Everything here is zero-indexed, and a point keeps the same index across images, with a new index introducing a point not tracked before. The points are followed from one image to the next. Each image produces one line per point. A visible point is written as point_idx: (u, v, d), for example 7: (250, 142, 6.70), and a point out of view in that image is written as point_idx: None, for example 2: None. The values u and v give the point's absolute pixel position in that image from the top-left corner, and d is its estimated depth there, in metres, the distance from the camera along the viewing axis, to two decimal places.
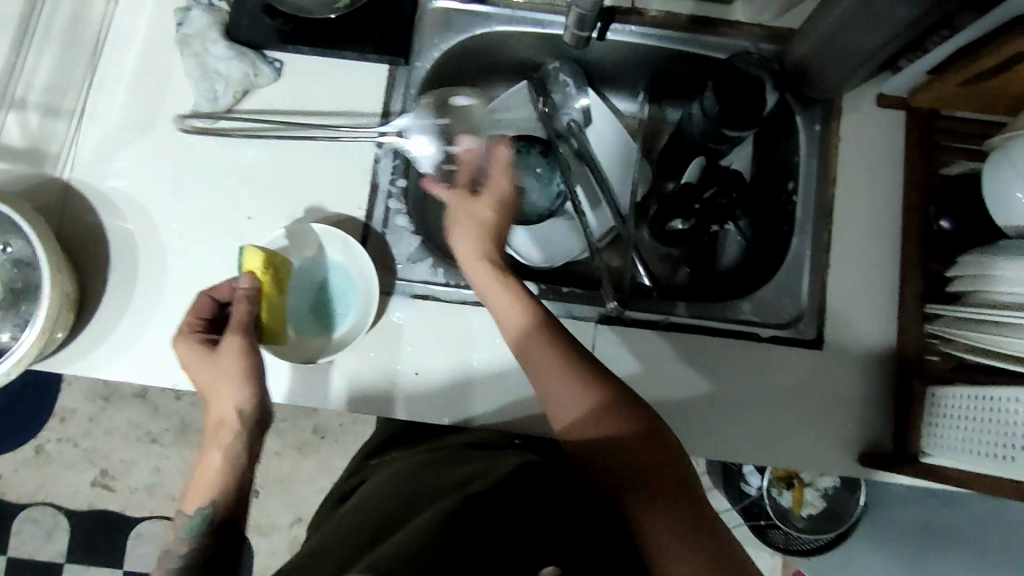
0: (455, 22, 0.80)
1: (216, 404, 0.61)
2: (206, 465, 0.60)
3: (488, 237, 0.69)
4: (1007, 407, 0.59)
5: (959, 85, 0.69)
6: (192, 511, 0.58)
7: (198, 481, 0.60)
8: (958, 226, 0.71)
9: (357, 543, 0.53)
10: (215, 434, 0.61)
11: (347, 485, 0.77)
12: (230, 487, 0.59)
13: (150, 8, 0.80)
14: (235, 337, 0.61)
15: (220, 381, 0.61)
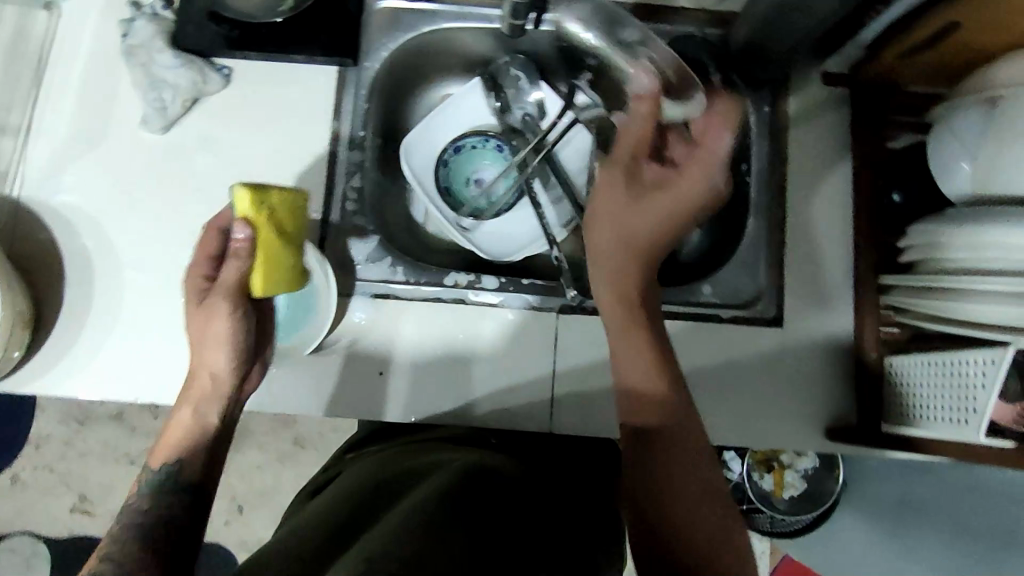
0: (401, 21, 0.81)
1: (198, 366, 0.65)
2: (178, 419, 0.64)
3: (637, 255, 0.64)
4: (954, 370, 0.60)
5: (898, 58, 0.71)
6: (159, 464, 0.61)
7: (168, 436, 0.63)
8: (909, 198, 0.74)
9: (321, 524, 0.54)
10: (190, 395, 0.64)
11: (320, 477, 0.77)
12: (199, 449, 0.63)
13: (94, 20, 0.79)
14: (221, 302, 0.63)
15: (207, 341, 0.64)
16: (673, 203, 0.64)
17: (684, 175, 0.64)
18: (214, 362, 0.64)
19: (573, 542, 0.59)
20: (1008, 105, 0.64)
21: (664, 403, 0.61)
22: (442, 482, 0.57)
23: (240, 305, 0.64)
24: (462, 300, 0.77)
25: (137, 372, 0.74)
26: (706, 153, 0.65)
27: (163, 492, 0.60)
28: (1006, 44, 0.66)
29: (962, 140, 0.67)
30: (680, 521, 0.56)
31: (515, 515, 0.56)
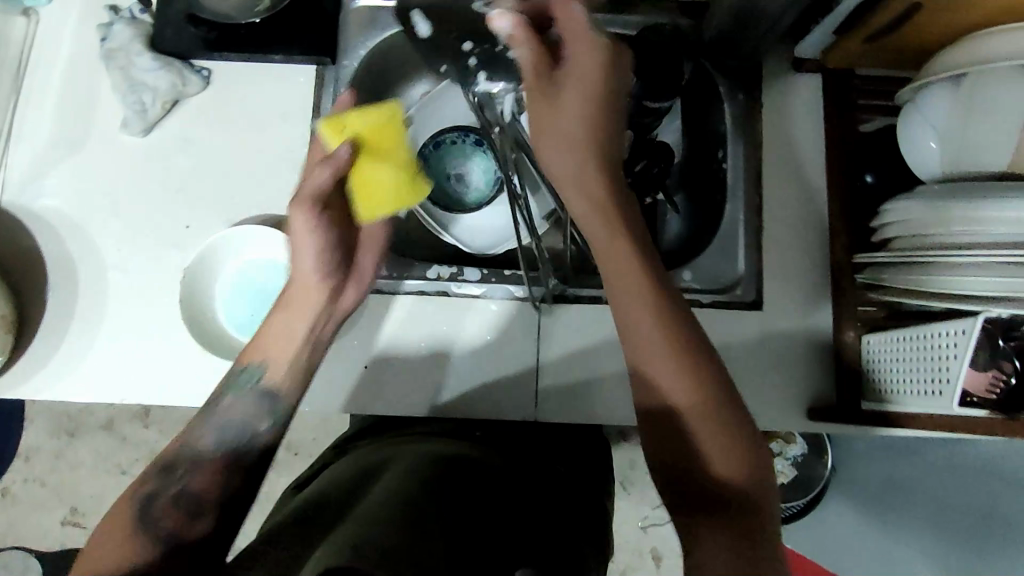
0: (377, 19, 0.81)
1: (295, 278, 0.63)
2: (264, 326, 0.63)
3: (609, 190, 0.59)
4: (929, 342, 0.61)
5: (863, 42, 0.73)
6: (246, 366, 0.62)
7: (261, 343, 0.63)
8: (881, 178, 0.76)
9: (310, 513, 0.55)
10: (288, 303, 0.63)
11: (310, 470, 0.75)
12: (286, 358, 0.62)
13: (72, 26, 0.80)
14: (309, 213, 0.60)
15: (295, 249, 0.62)
16: (576, 100, 0.59)
17: (571, 63, 0.60)
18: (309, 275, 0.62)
19: (560, 528, 0.61)
20: (973, 83, 0.65)
21: (686, 369, 0.55)
22: (417, 471, 0.58)
23: (329, 216, 0.62)
24: (445, 292, 0.78)
25: (122, 373, 0.74)
26: (572, 32, 0.61)
27: (249, 395, 0.61)
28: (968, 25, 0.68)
29: (929, 119, 0.68)
30: (723, 471, 0.53)
31: (494, 502, 0.58)
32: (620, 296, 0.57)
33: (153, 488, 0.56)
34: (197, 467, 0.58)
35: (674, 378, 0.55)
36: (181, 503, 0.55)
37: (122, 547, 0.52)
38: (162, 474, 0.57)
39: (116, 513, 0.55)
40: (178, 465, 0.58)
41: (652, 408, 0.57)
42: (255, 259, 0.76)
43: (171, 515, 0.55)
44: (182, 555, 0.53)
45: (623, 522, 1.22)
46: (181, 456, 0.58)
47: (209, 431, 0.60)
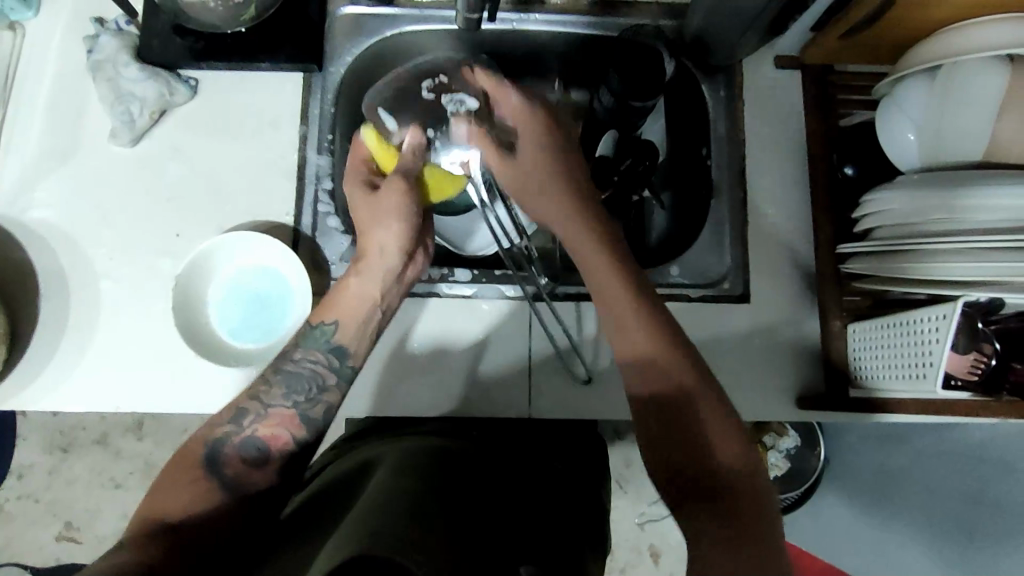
0: (363, 26, 0.83)
1: (370, 241, 0.68)
2: (343, 287, 0.68)
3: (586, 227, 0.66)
4: (912, 328, 0.62)
5: (839, 39, 0.74)
6: (320, 322, 0.67)
7: (340, 300, 0.67)
8: (861, 171, 0.76)
9: (317, 518, 0.55)
10: (365, 262, 0.68)
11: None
12: (356, 322, 0.67)
13: (59, 39, 0.80)
14: (395, 183, 0.69)
15: (377, 215, 0.68)
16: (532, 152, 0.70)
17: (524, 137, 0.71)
18: (388, 237, 0.68)
19: (557, 512, 0.64)
20: (945, 76, 0.67)
21: (670, 367, 0.59)
22: (398, 479, 0.57)
23: (410, 202, 0.69)
24: (436, 293, 0.79)
25: (116, 382, 0.74)
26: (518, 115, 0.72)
27: (324, 351, 0.66)
28: (941, 19, 0.69)
29: (905, 112, 0.70)
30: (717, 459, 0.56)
31: (492, 501, 0.58)
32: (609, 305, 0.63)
33: (226, 435, 0.62)
34: (265, 424, 0.63)
35: (660, 378, 0.59)
36: (249, 451, 0.62)
37: (196, 487, 0.59)
38: (233, 423, 0.63)
39: (190, 452, 0.61)
40: (248, 417, 0.63)
41: (661, 421, 0.59)
42: (250, 266, 0.77)
43: (240, 461, 0.61)
44: (247, 498, 0.60)
45: (620, 520, 1.23)
46: (252, 406, 0.63)
47: (278, 383, 0.64)
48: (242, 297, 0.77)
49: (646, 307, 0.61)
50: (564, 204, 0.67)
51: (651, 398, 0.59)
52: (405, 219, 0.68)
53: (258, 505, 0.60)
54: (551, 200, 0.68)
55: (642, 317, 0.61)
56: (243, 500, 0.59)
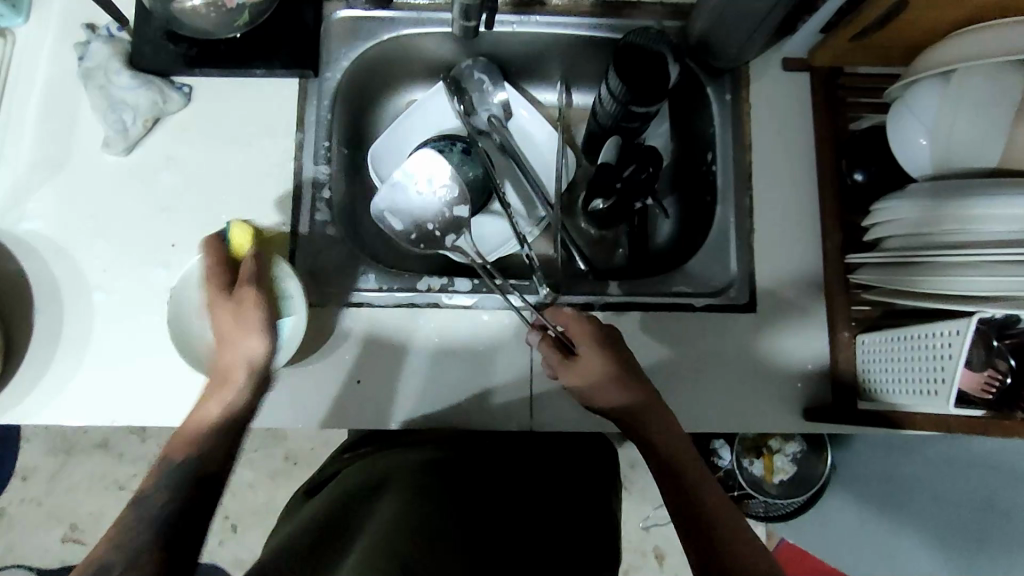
0: (360, 29, 0.81)
1: (222, 356, 0.65)
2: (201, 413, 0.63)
3: (593, 350, 0.66)
4: (928, 342, 0.60)
5: (850, 41, 0.72)
6: (173, 459, 0.59)
7: (196, 423, 0.62)
8: (871, 177, 0.73)
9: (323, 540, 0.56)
10: (225, 369, 0.64)
11: (321, 473, 0.79)
12: (216, 449, 0.60)
13: (50, 46, 0.78)
14: (248, 288, 0.65)
15: (230, 326, 0.64)
16: (592, 352, 0.65)
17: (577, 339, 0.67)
18: (233, 343, 0.64)
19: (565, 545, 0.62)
20: (961, 81, 0.65)
21: (627, 385, 0.65)
22: (398, 508, 0.57)
23: (263, 312, 0.65)
24: (435, 303, 0.77)
25: (113, 395, 0.73)
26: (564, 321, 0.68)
27: (178, 490, 0.57)
28: (955, 19, 0.67)
29: (919, 117, 0.67)
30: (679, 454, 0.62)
31: (490, 527, 0.59)
32: (582, 366, 0.66)
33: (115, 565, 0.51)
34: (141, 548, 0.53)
35: (618, 393, 0.65)
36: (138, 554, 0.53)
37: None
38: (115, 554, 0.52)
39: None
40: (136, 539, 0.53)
41: (677, 495, 0.60)
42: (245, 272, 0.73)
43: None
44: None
45: (625, 523, 1.22)
46: (109, 558, 0.51)
47: (133, 534, 0.53)
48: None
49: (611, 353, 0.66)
50: (597, 363, 0.65)
51: (662, 472, 0.62)
52: (245, 325, 0.64)
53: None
54: (593, 362, 0.65)
55: (642, 397, 0.65)
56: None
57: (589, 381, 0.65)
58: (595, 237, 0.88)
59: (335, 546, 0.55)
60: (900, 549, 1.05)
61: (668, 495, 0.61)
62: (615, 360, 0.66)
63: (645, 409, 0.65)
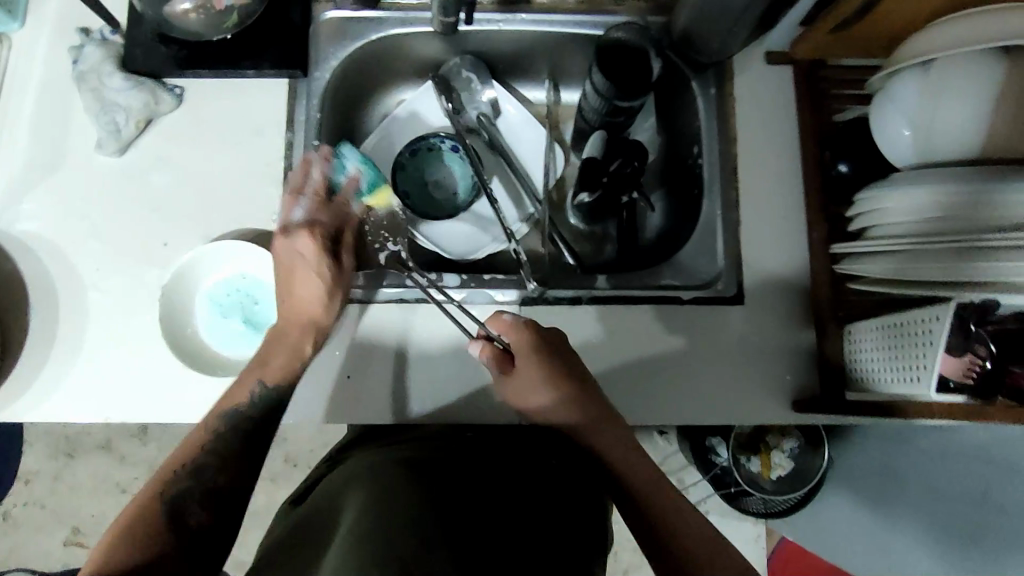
0: (348, 29, 0.82)
1: (301, 309, 0.71)
2: (274, 355, 0.69)
3: (534, 365, 0.67)
4: (911, 328, 0.60)
5: (830, 33, 0.73)
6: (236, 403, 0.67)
7: (265, 360, 0.69)
8: (856, 169, 0.73)
9: (316, 542, 0.58)
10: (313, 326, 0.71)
11: (304, 484, 0.78)
12: (286, 380, 0.68)
13: (46, 50, 0.80)
14: (309, 241, 0.71)
15: (297, 273, 0.71)
16: (537, 371, 0.67)
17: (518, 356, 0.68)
18: (317, 302, 0.71)
19: (548, 540, 0.65)
20: (942, 66, 0.65)
21: (573, 394, 0.68)
22: (381, 497, 0.58)
23: (324, 260, 0.71)
24: (425, 299, 0.77)
25: (104, 393, 0.74)
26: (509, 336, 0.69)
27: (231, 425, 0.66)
28: (935, 8, 0.68)
29: (900, 105, 0.68)
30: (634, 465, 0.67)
31: (484, 519, 0.61)
32: (525, 378, 0.68)
33: (185, 488, 0.61)
34: (206, 476, 0.62)
35: (566, 403, 0.68)
36: (204, 473, 0.62)
37: (143, 526, 0.57)
38: (188, 476, 0.62)
39: (145, 499, 0.60)
40: (206, 469, 0.63)
41: (646, 525, 0.63)
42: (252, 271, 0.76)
43: (199, 507, 0.60)
44: (200, 541, 0.59)
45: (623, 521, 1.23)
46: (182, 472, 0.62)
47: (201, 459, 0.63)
48: (232, 291, 0.77)
49: (552, 367, 0.67)
50: (540, 376, 0.67)
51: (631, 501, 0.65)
52: (327, 305, 0.71)
53: (209, 543, 0.59)
54: (536, 374, 0.67)
55: (590, 406, 0.68)
56: (193, 536, 0.59)
57: (536, 393, 0.68)
58: (585, 232, 0.89)
59: (322, 547, 0.56)
60: (897, 543, 1.04)
61: (637, 527, 0.64)
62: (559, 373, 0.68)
63: (595, 418, 0.68)
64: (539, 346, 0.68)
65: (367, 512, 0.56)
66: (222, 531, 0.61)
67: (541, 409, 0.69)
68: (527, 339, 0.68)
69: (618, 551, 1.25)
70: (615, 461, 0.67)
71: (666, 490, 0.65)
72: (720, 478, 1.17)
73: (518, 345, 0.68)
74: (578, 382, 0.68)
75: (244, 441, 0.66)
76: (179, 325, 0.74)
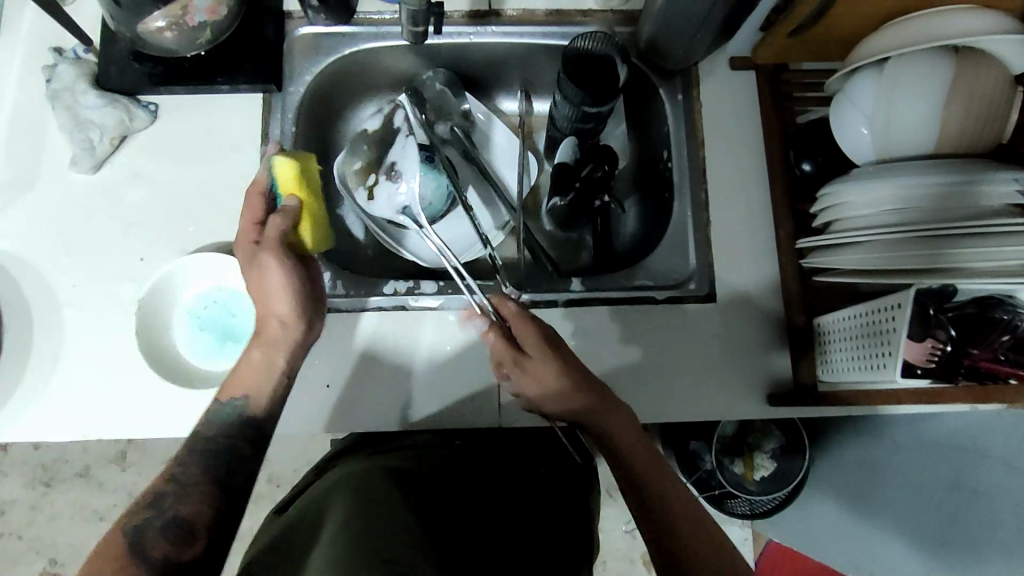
0: (322, 45, 0.84)
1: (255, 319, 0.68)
2: (248, 362, 0.67)
3: (546, 355, 0.65)
4: (877, 316, 0.62)
5: (788, 38, 0.76)
6: (229, 398, 0.66)
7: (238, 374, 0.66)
8: (819, 168, 0.76)
9: (299, 545, 0.58)
10: (260, 338, 0.67)
11: (294, 490, 0.78)
12: (263, 395, 0.66)
13: (18, 70, 0.80)
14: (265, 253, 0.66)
15: (262, 285, 0.66)
16: (552, 369, 0.65)
17: (527, 343, 0.66)
18: (283, 319, 0.67)
19: (538, 545, 0.65)
20: (896, 67, 0.68)
21: (581, 385, 0.65)
22: (365, 497, 0.59)
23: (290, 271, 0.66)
24: (402, 306, 0.78)
25: (81, 410, 0.73)
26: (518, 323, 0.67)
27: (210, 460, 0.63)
28: (885, 11, 0.71)
29: (857, 106, 0.70)
30: (642, 461, 0.65)
31: (478, 535, 0.60)
32: (531, 369, 0.66)
33: (144, 522, 0.57)
34: (170, 508, 0.59)
35: (572, 396, 0.65)
36: (166, 503, 0.59)
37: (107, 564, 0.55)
38: (156, 507, 0.58)
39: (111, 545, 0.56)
40: (167, 498, 0.59)
41: (664, 534, 0.61)
42: (227, 282, 0.77)
43: (164, 539, 0.57)
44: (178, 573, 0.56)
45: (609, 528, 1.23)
46: (150, 512, 0.58)
47: (174, 494, 0.60)
48: (209, 303, 0.77)
49: (562, 357, 0.65)
50: (550, 367, 0.65)
51: (645, 502, 0.63)
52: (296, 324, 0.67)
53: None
54: (546, 364, 0.65)
55: (599, 397, 0.65)
56: (161, 569, 0.55)
57: (541, 384, 0.66)
58: (562, 239, 0.91)
59: (306, 548, 0.57)
60: (879, 537, 1.06)
61: (652, 540, 0.62)
62: (569, 365, 0.65)
63: (604, 410, 0.65)
64: (546, 336, 0.66)
65: (358, 517, 0.56)
66: (197, 566, 0.57)
67: (543, 398, 0.67)
68: (537, 330, 0.66)
69: (606, 560, 1.25)
70: (638, 465, 0.65)
71: (674, 491, 0.64)
72: (705, 481, 1.12)
73: (528, 333, 0.66)
74: (584, 374, 0.66)
75: (218, 470, 0.63)
76: (155, 336, 0.74)
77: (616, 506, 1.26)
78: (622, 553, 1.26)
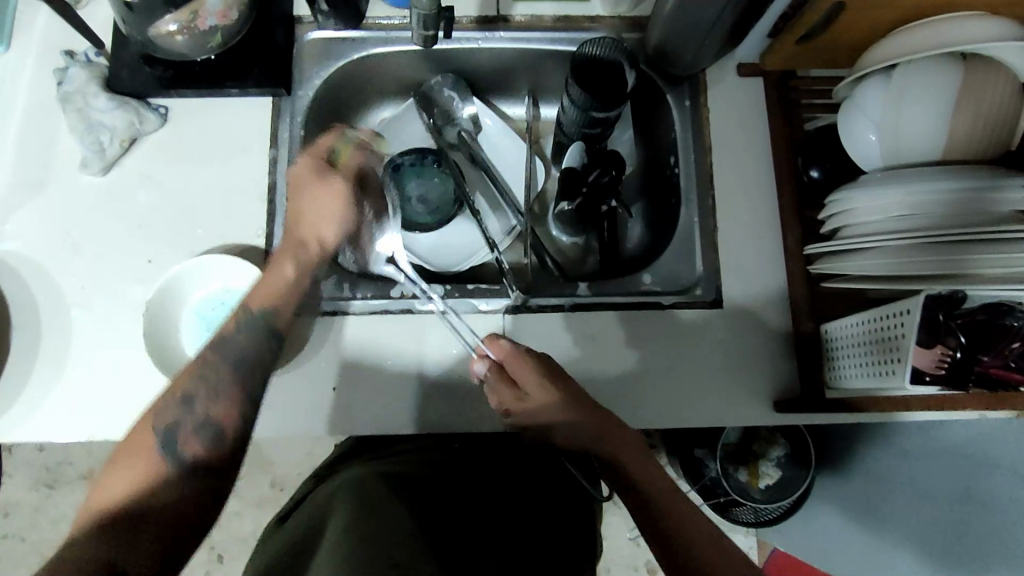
0: (331, 49, 0.84)
1: (295, 231, 0.69)
2: (275, 275, 0.68)
3: (543, 392, 0.65)
4: (886, 321, 0.62)
5: (796, 44, 0.76)
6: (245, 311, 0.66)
7: (267, 284, 0.68)
8: (826, 173, 0.75)
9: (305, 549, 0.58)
10: (295, 251, 0.68)
11: (292, 501, 0.78)
12: (282, 302, 0.67)
13: (30, 74, 0.81)
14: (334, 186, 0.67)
15: (313, 209, 0.68)
16: (551, 402, 0.64)
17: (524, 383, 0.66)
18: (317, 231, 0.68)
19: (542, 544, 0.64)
20: (904, 74, 0.68)
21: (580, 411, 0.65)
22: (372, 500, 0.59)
23: (333, 202, 0.68)
24: (410, 309, 0.78)
25: (87, 410, 0.74)
26: (512, 363, 0.66)
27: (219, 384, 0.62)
28: (894, 18, 0.71)
29: (866, 112, 0.70)
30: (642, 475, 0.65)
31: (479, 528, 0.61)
32: (532, 408, 0.65)
33: (175, 421, 0.60)
34: (200, 409, 0.61)
35: (574, 425, 0.65)
36: (205, 432, 0.60)
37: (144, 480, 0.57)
38: (179, 412, 0.60)
39: (144, 467, 0.58)
40: (197, 396, 0.61)
41: (668, 542, 0.61)
42: (236, 284, 0.76)
43: (196, 442, 0.60)
44: (206, 472, 0.59)
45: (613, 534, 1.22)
46: (176, 413, 0.60)
47: (196, 395, 0.61)
48: (217, 305, 0.77)
49: (558, 391, 0.65)
50: (549, 402, 0.64)
51: (646, 511, 0.63)
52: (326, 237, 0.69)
53: (215, 480, 0.59)
54: (545, 400, 0.65)
55: (599, 419, 0.65)
56: (194, 473, 0.58)
57: (544, 419, 0.66)
58: (569, 243, 0.91)
59: (314, 551, 0.56)
60: (884, 545, 1.06)
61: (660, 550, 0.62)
62: (566, 393, 0.65)
63: (605, 432, 0.65)
64: (539, 370, 0.66)
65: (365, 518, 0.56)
66: (223, 472, 0.60)
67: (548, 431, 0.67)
68: (529, 366, 0.66)
69: (610, 567, 1.24)
70: (638, 475, 0.65)
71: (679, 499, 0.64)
72: (709, 489, 1.10)
73: (524, 371, 0.66)
74: (581, 401, 0.66)
75: (251, 382, 0.64)
76: (163, 337, 0.74)
77: (620, 513, 1.25)
78: (626, 561, 1.25)
